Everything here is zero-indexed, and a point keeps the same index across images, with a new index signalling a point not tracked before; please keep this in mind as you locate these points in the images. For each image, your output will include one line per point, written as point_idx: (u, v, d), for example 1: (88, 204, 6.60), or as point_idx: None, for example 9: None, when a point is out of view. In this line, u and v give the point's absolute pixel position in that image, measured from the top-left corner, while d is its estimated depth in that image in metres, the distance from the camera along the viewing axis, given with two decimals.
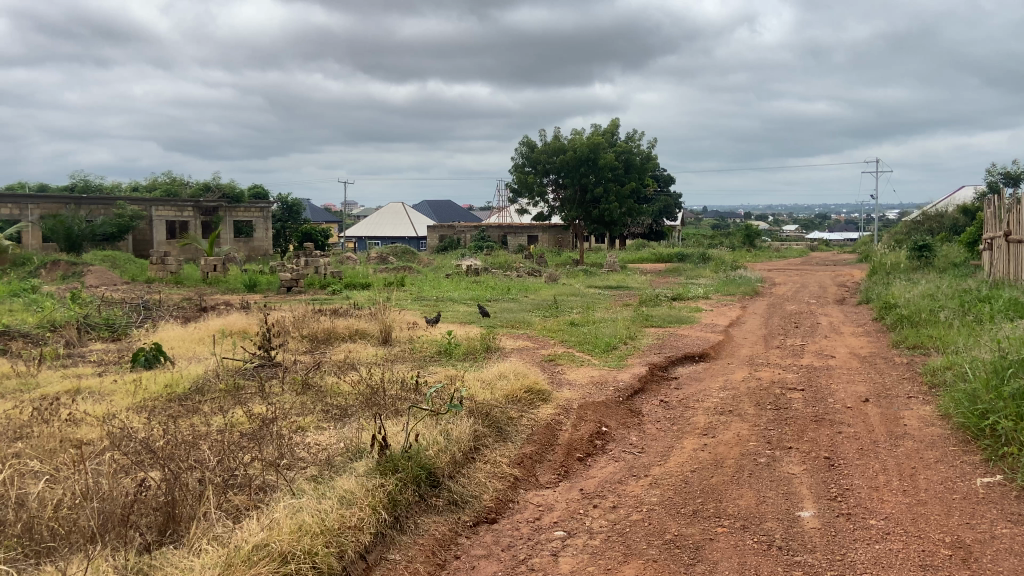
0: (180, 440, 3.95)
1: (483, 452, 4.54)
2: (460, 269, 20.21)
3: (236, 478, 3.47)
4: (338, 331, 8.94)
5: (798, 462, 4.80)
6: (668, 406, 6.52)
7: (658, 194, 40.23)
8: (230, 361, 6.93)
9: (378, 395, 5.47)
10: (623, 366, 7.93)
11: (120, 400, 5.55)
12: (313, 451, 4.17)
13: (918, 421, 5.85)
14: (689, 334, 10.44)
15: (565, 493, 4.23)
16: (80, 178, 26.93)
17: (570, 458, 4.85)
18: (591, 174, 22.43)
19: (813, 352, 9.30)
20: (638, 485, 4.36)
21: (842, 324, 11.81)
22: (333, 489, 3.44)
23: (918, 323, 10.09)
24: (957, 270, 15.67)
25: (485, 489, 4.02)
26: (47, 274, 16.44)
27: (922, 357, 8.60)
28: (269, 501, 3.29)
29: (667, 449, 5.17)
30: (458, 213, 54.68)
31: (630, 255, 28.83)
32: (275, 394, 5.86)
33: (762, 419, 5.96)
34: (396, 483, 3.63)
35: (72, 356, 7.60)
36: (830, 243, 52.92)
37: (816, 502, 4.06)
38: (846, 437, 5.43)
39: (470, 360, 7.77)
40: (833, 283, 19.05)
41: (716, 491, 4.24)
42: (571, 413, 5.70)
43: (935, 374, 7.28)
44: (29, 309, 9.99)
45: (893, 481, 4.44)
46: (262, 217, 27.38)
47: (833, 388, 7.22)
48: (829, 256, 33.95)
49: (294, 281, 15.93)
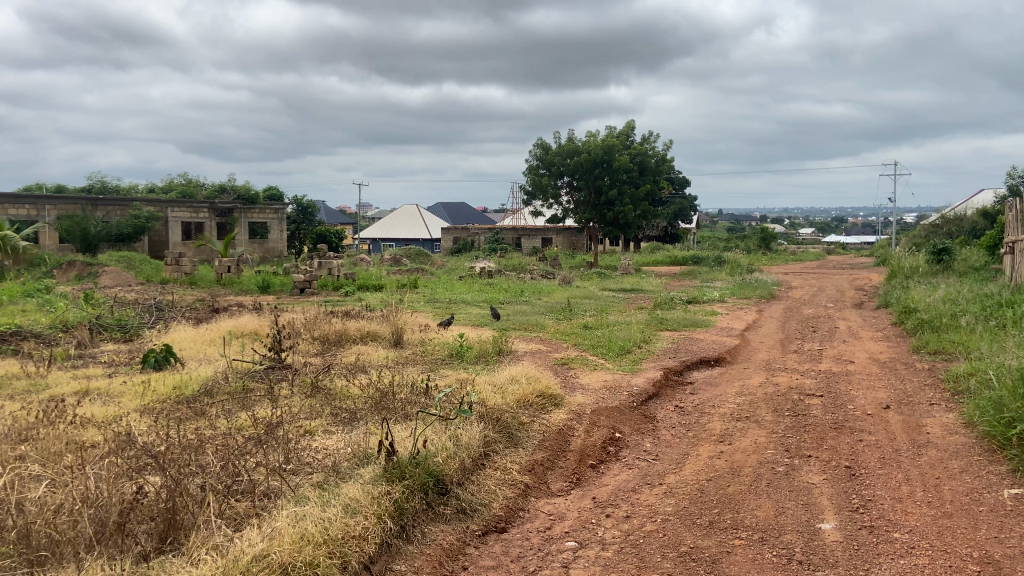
0: (184, 445, 3.90)
1: (494, 459, 4.44)
2: (473, 271, 20.13)
3: (240, 484, 3.42)
4: (350, 333, 8.89)
5: (817, 471, 4.65)
6: (682, 411, 6.38)
7: (673, 196, 39.98)
8: (240, 363, 6.90)
9: (387, 399, 5.38)
10: (637, 370, 7.80)
11: (128, 402, 5.54)
12: (320, 456, 4.10)
13: (941, 429, 5.67)
14: (704, 338, 10.28)
15: (577, 502, 4.11)
16: (98, 180, 27.27)
17: (582, 466, 4.72)
18: (606, 176, 22.29)
19: (832, 357, 9.09)
20: (653, 494, 4.24)
21: (860, 328, 11.57)
22: (337, 496, 3.36)
23: (939, 327, 9.85)
24: (978, 274, 15.34)
25: (495, 498, 3.92)
26: (63, 274, 16.62)
27: (943, 362, 8.38)
28: (272, 508, 3.23)
29: (682, 456, 5.03)
30: (472, 215, 54.70)
31: (644, 257, 28.64)
32: (283, 397, 5.81)
33: (779, 426, 5.81)
34: (403, 490, 3.54)
35: (83, 357, 7.63)
36: (847, 247, 52.00)
37: (837, 514, 3.92)
38: (868, 445, 5.26)
39: (482, 363, 7.68)
40: (851, 286, 18.75)
41: (733, 501, 4.10)
42: (583, 419, 5.58)
43: (958, 381, 7.07)
44: (43, 309, 10.07)
45: (917, 492, 4.27)
46: (276, 219, 27.54)
47: (852, 394, 7.03)
48: (846, 259, 33.51)
49: (307, 283, 15.95)
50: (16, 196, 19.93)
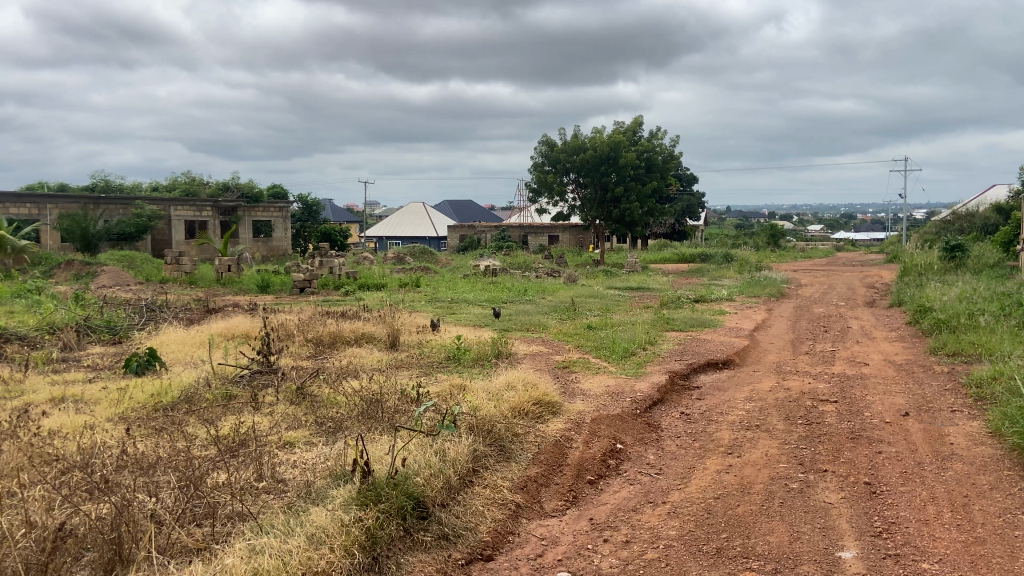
0: (144, 464, 3.61)
1: (483, 475, 4.11)
2: (478, 269, 19.82)
3: (199, 509, 3.12)
4: (345, 334, 8.57)
5: (835, 489, 4.28)
6: (688, 419, 6.03)
7: (682, 193, 39.45)
8: (225, 368, 6.61)
9: (375, 407, 5.07)
10: (641, 374, 7.44)
11: (102, 411, 5.23)
12: (295, 473, 3.80)
13: (966, 440, 5.30)
14: (713, 339, 9.92)
15: (572, 524, 3.77)
16: (101, 178, 27.15)
17: (580, 482, 4.38)
18: (612, 173, 21.92)
19: (846, 359, 8.70)
20: (655, 515, 3.89)
21: (874, 328, 11.17)
22: (303, 524, 3.05)
23: (957, 327, 9.43)
24: (994, 271, 14.89)
25: (482, 521, 3.59)
26: (61, 274, 16.41)
27: (964, 365, 7.95)
28: (233, 538, 2.94)
29: (687, 470, 4.68)
30: (479, 212, 54.14)
31: (652, 255, 28.21)
32: (268, 404, 5.52)
33: (791, 436, 5.45)
34: (378, 516, 3.21)
35: (65, 361, 7.34)
36: (857, 244, 51.10)
37: (858, 540, 3.56)
38: (888, 458, 4.89)
39: (478, 367, 7.35)
40: (862, 284, 18.27)
41: (742, 524, 3.75)
42: (582, 429, 5.23)
43: (981, 386, 6.67)
44: (31, 311, 9.79)
45: (945, 514, 3.91)
46: (281, 217, 27.34)
47: (869, 400, 6.64)
48: (856, 256, 32.89)
49: (307, 282, 15.68)
50: (16, 195, 19.75)
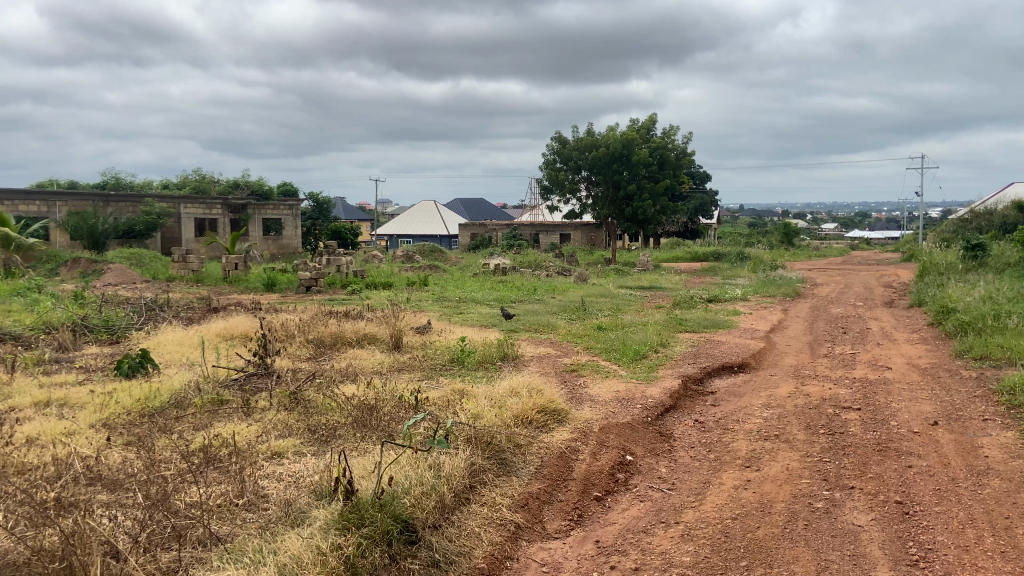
0: (114, 481, 3.39)
1: (480, 492, 3.82)
2: (488, 268, 19.46)
3: (165, 532, 2.89)
4: (347, 335, 8.28)
5: (863, 509, 3.93)
6: (703, 427, 5.69)
7: (695, 192, 38.95)
8: (219, 370, 6.34)
9: (369, 415, 4.79)
10: (653, 378, 7.08)
11: (85, 417, 4.97)
12: (277, 488, 3.53)
13: (1002, 452, 4.92)
14: (728, 341, 9.53)
15: (576, 547, 3.46)
16: (112, 176, 27.14)
17: (585, 499, 4.06)
18: (625, 170, 21.50)
19: (867, 362, 8.31)
20: (667, 538, 3.57)
21: (894, 329, 10.74)
22: (274, 553, 2.80)
23: (983, 329, 9.01)
24: (1017, 270, 14.39)
25: (478, 544, 3.29)
26: (67, 271, 16.34)
27: (993, 370, 7.52)
28: (198, 568, 2.69)
29: (702, 485, 4.35)
30: (491, 211, 53.94)
31: (665, 253, 27.74)
32: (259, 411, 5.23)
33: (814, 447, 5.10)
34: (359, 542, 2.94)
35: (58, 362, 7.12)
36: (873, 242, 50.11)
37: (892, 570, 3.22)
38: (919, 474, 4.53)
39: (482, 370, 7.05)
40: (878, 283, 17.86)
41: (763, 551, 3.41)
42: (589, 439, 4.91)
43: (1013, 393, 6.28)
44: (29, 310, 9.61)
45: (986, 538, 3.56)
46: (291, 215, 27.20)
47: (895, 407, 6.25)
48: (871, 256, 32.01)
49: (314, 280, 15.40)
50: (26, 191, 19.76)
